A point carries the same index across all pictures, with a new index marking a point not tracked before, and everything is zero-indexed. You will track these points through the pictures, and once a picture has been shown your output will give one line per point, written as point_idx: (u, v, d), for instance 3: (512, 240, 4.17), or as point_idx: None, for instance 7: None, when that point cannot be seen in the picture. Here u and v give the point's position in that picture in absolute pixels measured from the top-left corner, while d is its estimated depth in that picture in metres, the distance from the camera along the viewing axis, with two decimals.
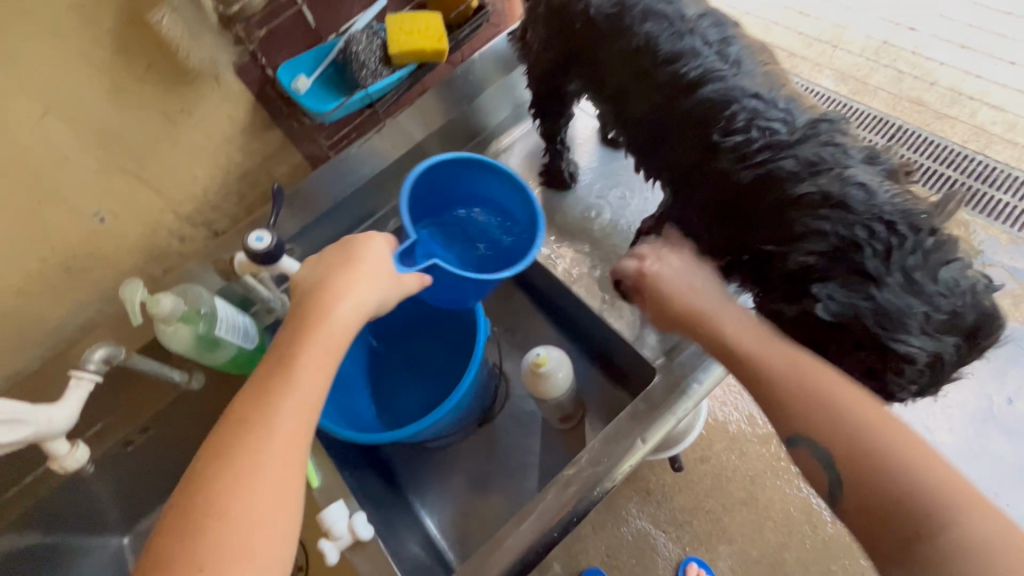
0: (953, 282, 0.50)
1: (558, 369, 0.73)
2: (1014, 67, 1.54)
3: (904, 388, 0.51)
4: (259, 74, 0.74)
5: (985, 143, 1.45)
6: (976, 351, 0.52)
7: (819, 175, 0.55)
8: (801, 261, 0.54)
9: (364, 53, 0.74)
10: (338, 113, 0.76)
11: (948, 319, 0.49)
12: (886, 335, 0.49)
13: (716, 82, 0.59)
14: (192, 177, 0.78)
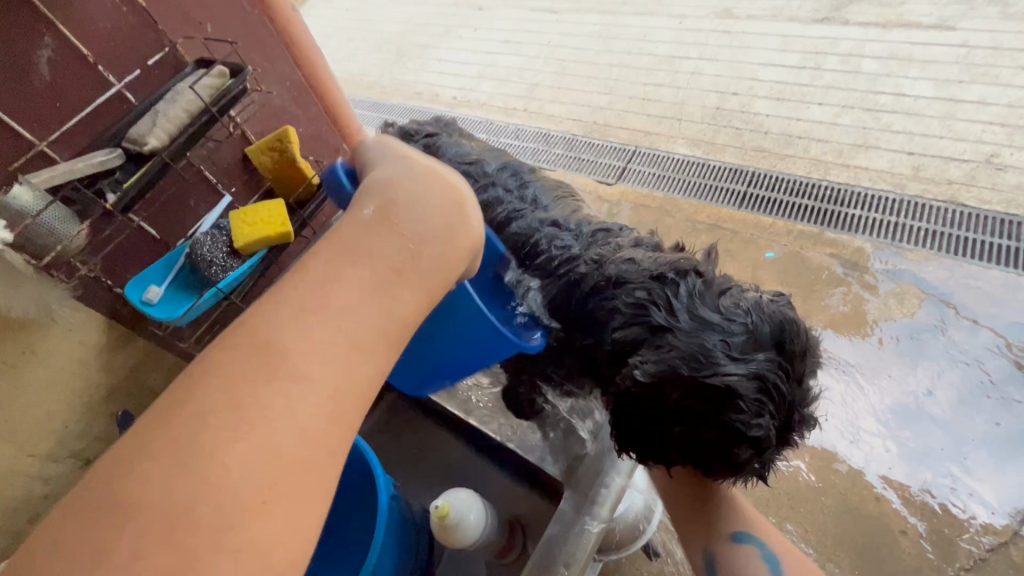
0: (731, 310, 0.64)
1: (467, 511, 0.70)
2: (824, 106, 1.77)
3: (753, 418, 0.58)
4: (108, 294, 0.76)
5: (825, 171, 1.64)
6: (797, 363, 0.62)
7: (605, 266, 0.74)
8: (619, 336, 0.69)
9: (209, 253, 0.76)
10: (192, 315, 0.76)
11: (744, 339, 0.61)
12: (704, 374, 0.60)
13: (519, 222, 0.82)
14: (48, 413, 0.74)
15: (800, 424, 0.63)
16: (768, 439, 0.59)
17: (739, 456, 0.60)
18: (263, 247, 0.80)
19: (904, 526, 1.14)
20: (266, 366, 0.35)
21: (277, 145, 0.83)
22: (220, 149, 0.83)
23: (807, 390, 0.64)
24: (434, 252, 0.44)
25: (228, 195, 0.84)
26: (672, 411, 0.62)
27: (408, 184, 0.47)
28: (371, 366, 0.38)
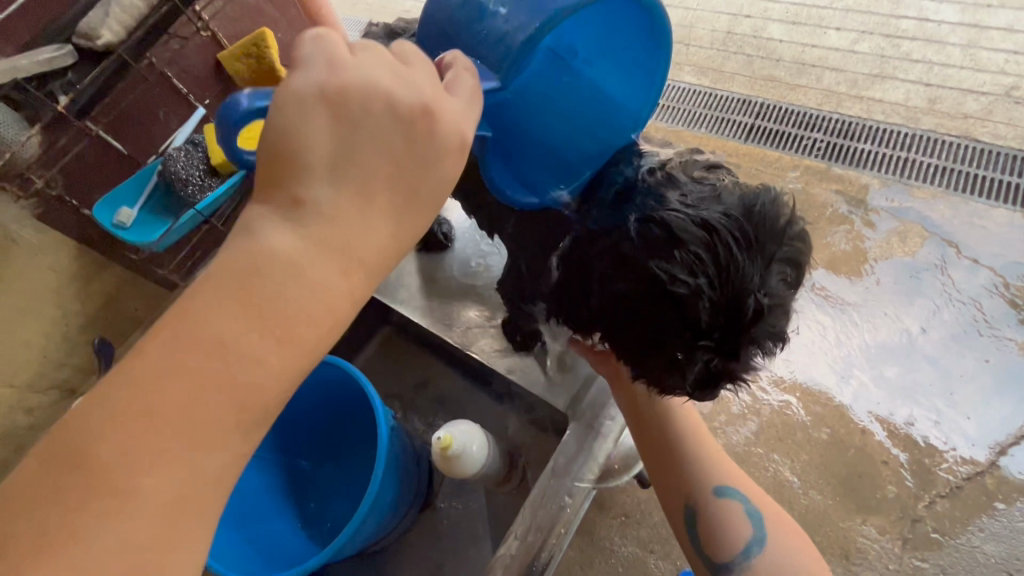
0: (704, 179, 0.54)
1: (469, 443, 0.69)
2: (841, 31, 1.65)
3: (684, 271, 0.49)
4: (76, 216, 0.68)
5: (838, 102, 1.55)
6: (767, 241, 0.50)
7: None
8: None
9: (183, 170, 0.69)
10: (169, 239, 0.71)
11: (707, 196, 0.51)
12: (647, 221, 0.51)
13: None
14: (24, 342, 0.70)
15: (759, 327, 0.50)
16: (698, 311, 0.49)
17: (663, 320, 0.51)
18: None
19: (885, 457, 1.17)
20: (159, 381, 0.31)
21: (254, 50, 0.74)
22: (189, 54, 0.73)
23: (777, 288, 0.51)
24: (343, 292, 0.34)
25: (201, 108, 0.76)
26: (604, 255, 0.53)
27: (355, 197, 0.33)
28: (263, 383, 0.33)
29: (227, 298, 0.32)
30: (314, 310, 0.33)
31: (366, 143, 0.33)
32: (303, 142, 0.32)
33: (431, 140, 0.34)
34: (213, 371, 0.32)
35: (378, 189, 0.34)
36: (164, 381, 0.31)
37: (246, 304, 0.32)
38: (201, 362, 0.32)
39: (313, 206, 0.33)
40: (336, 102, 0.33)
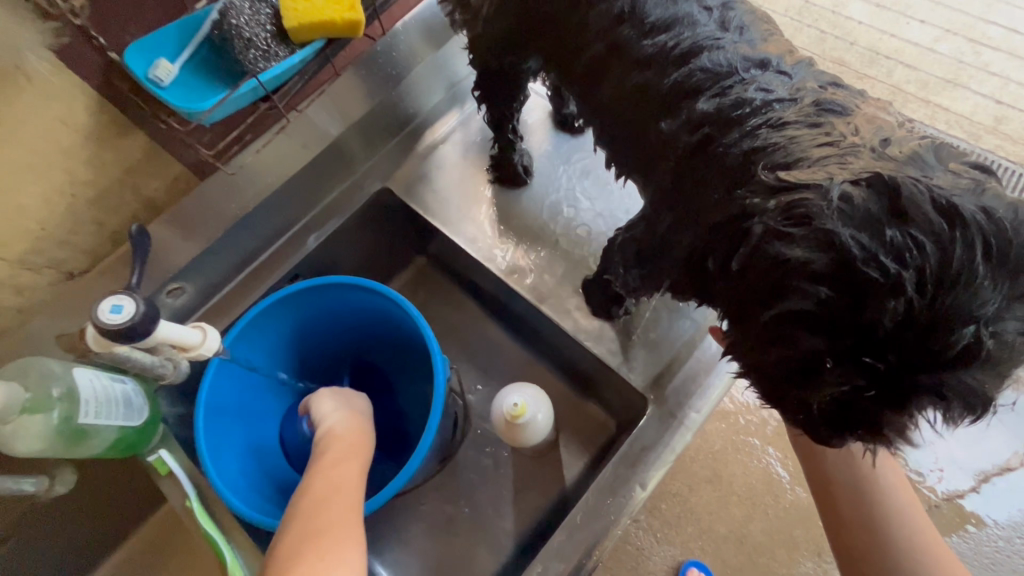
0: (973, 179, 0.37)
1: (537, 413, 0.61)
2: (925, 26, 1.38)
3: (894, 256, 0.34)
4: (98, 60, 0.53)
5: (902, 102, 1.31)
6: (1023, 271, 0.35)
7: (783, 75, 0.43)
8: (760, 122, 0.42)
9: (247, 27, 0.55)
10: (221, 113, 0.56)
11: (968, 192, 0.35)
12: (866, 180, 0.36)
13: (714, 51, 0.44)
14: (22, 209, 0.56)
15: (962, 370, 0.35)
16: (882, 314, 0.34)
17: (824, 307, 0.36)
18: (321, 37, 0.58)
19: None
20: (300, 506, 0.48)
21: None
22: None
23: (1009, 339, 0.35)
24: (358, 450, 0.57)
25: None
26: (779, 212, 0.39)
27: (350, 413, 0.62)
28: (339, 483, 0.51)
29: (327, 449, 0.56)
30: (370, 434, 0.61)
31: (334, 402, 0.63)
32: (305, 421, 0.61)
33: (349, 398, 0.65)
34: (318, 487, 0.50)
35: (355, 408, 0.64)
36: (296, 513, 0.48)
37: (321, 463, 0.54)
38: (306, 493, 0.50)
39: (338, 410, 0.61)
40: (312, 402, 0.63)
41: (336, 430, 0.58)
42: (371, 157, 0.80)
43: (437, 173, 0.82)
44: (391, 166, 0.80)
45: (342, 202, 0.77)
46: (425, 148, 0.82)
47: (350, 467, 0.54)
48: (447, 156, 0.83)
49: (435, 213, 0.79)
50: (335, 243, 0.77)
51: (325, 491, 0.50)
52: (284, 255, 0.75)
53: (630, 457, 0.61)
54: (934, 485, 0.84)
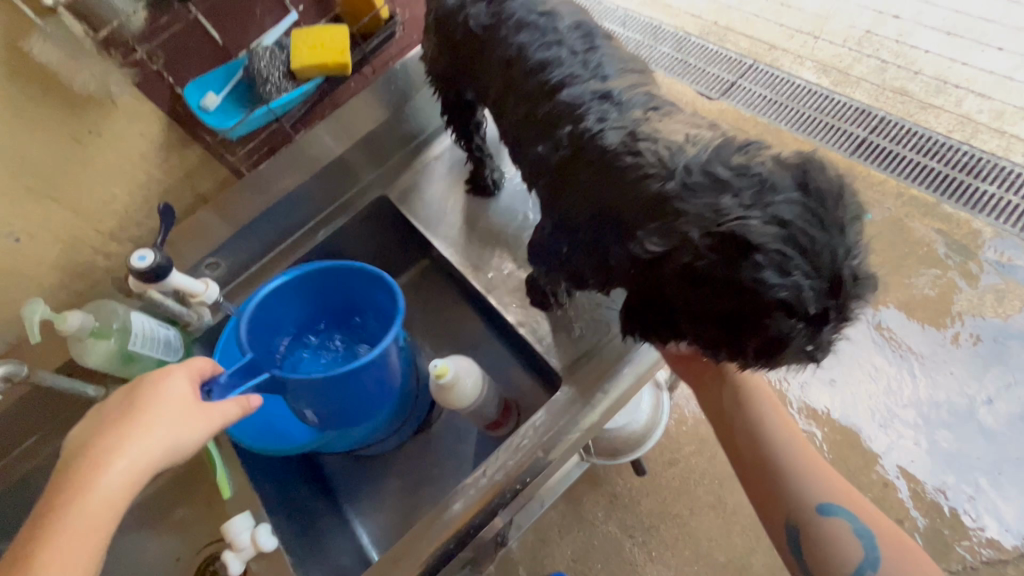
0: (755, 167, 0.46)
1: (465, 379, 0.73)
2: (1003, 52, 1.65)
3: (778, 281, 0.43)
4: (168, 92, 0.75)
5: (972, 132, 1.53)
6: (836, 213, 0.44)
7: (616, 107, 0.55)
8: (609, 155, 0.53)
9: (266, 69, 0.75)
10: (242, 130, 0.77)
11: (761, 192, 0.45)
12: (724, 230, 0.45)
13: (572, 86, 0.56)
14: (112, 195, 0.79)
15: (856, 295, 0.45)
16: (804, 306, 0.44)
17: (760, 332, 0.46)
18: (320, 75, 0.77)
19: (885, 479, 1.24)
20: (35, 535, 0.48)
21: None
22: None
23: (863, 239, 0.45)
24: (134, 472, 0.51)
25: (294, 13, 0.79)
26: (682, 278, 0.48)
27: (151, 412, 0.54)
28: (71, 524, 0.48)
29: (97, 461, 0.51)
30: (194, 438, 0.54)
31: (148, 390, 0.55)
32: (124, 397, 0.56)
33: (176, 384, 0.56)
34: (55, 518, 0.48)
35: (166, 405, 0.55)
36: (26, 541, 0.48)
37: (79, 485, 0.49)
38: (42, 519, 0.48)
39: (164, 389, 0.56)
40: (137, 381, 0.57)
41: (123, 439, 0.52)
42: (374, 171, 0.98)
43: (427, 184, 0.98)
44: (390, 177, 0.97)
45: (350, 205, 0.96)
46: (422, 164, 1.00)
47: (113, 492, 0.50)
48: (437, 170, 0.99)
49: (419, 215, 0.94)
50: (340, 237, 0.95)
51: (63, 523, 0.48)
52: (299, 245, 0.95)
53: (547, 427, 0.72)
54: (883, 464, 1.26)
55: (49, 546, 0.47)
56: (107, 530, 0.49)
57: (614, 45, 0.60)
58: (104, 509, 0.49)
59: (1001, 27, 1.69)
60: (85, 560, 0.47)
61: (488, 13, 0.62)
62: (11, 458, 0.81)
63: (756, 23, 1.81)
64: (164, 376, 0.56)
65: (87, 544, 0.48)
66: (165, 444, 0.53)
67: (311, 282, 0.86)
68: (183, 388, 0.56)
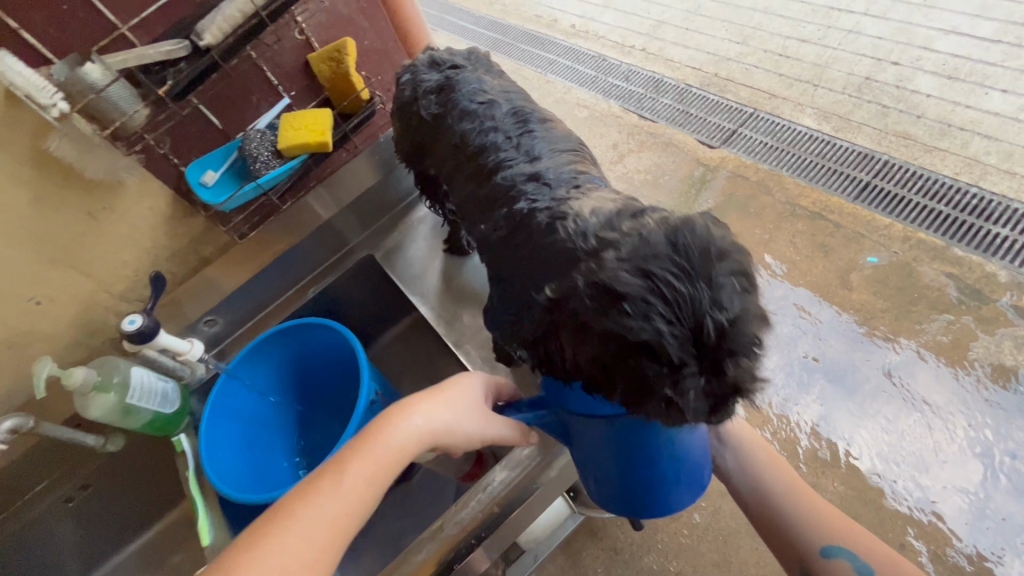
0: (638, 232, 0.53)
1: None
2: (1006, 94, 1.52)
3: (639, 324, 0.47)
4: (174, 171, 0.85)
5: (980, 174, 1.41)
6: (701, 272, 0.48)
7: (544, 188, 0.65)
8: (533, 227, 0.63)
9: (256, 149, 0.84)
10: (233, 203, 0.86)
11: (639, 249, 0.50)
12: (601, 277, 0.50)
13: (505, 171, 0.68)
14: (123, 262, 0.89)
15: (723, 347, 0.46)
16: (663, 351, 0.47)
17: (633, 375, 0.49)
18: (304, 153, 0.86)
19: (904, 540, 1.06)
20: (331, 465, 0.51)
21: (336, 55, 0.86)
22: (283, 53, 0.86)
23: (735, 299, 0.47)
24: (421, 436, 0.54)
25: (287, 98, 0.90)
26: (571, 323, 0.54)
27: (446, 394, 0.58)
28: (360, 467, 0.50)
29: (401, 415, 0.54)
30: (472, 430, 0.58)
31: (447, 381, 0.61)
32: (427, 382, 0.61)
33: (471, 385, 0.62)
34: (349, 454, 0.51)
35: (458, 395, 0.59)
36: (322, 469, 0.51)
37: (375, 433, 0.53)
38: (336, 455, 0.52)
39: (465, 384, 0.62)
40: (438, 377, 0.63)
41: (428, 405, 0.56)
42: (363, 233, 1.06)
43: (410, 245, 1.06)
44: (378, 239, 1.06)
45: (338, 265, 1.03)
46: (406, 226, 1.08)
47: (408, 444, 0.53)
48: (419, 231, 1.07)
49: (401, 275, 1.02)
50: (328, 293, 1.01)
51: (367, 463, 0.50)
52: (291, 302, 1.02)
53: (510, 485, 0.73)
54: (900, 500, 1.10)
55: (336, 477, 0.49)
56: (385, 483, 0.51)
57: (546, 129, 0.73)
58: (391, 462, 0.51)
59: (1009, 69, 1.56)
60: (359, 502, 0.49)
61: (436, 103, 0.77)
62: (22, 503, 0.88)
63: (754, 74, 1.76)
64: (468, 375, 0.63)
65: (360, 487, 0.49)
66: (456, 424, 0.56)
67: (298, 335, 0.92)
68: (474, 391, 0.61)
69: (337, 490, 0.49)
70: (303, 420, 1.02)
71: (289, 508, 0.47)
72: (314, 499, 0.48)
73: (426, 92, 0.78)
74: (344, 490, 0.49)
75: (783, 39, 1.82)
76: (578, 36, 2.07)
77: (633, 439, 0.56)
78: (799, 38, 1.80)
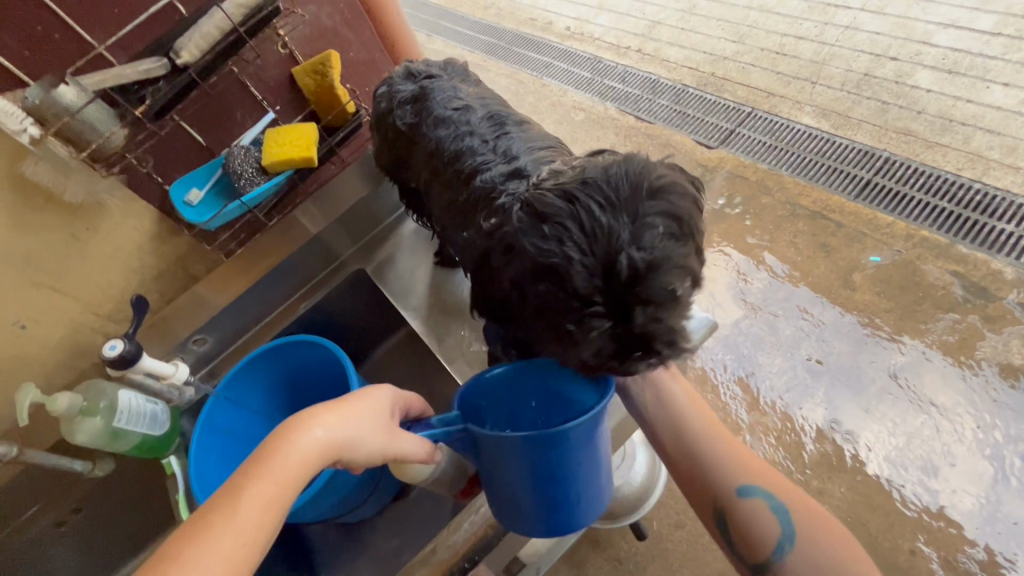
0: (575, 171, 0.60)
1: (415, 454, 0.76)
2: (1008, 88, 1.48)
3: (552, 246, 0.57)
4: (158, 190, 0.84)
5: (984, 169, 1.38)
6: (621, 207, 0.55)
7: (506, 147, 0.73)
8: (489, 179, 0.70)
9: (240, 166, 0.82)
10: (219, 222, 0.84)
11: (571, 179, 0.59)
12: (533, 204, 0.59)
13: (469, 137, 0.76)
14: (109, 282, 0.87)
15: (632, 284, 0.54)
16: (576, 273, 0.55)
17: (545, 293, 0.59)
18: (289, 169, 0.84)
19: (914, 547, 1.04)
20: (223, 498, 0.43)
21: (320, 68, 0.85)
22: (267, 67, 0.85)
23: (655, 241, 0.54)
24: (320, 455, 0.48)
25: (272, 112, 0.88)
26: (502, 244, 0.63)
27: (350, 408, 0.52)
28: (259, 496, 0.44)
29: (298, 432, 0.48)
30: (374, 445, 0.52)
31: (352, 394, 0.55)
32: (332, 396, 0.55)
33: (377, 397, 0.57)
34: (246, 482, 0.44)
35: (364, 409, 0.53)
36: (211, 504, 0.43)
37: (272, 454, 0.46)
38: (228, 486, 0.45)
39: (371, 396, 0.56)
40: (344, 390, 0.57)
41: (330, 420, 0.50)
42: (353, 247, 1.04)
43: (401, 258, 1.05)
44: (369, 252, 1.04)
45: (329, 280, 1.02)
46: (397, 239, 1.06)
47: (305, 464, 0.47)
48: (410, 245, 1.06)
49: (391, 290, 1.02)
50: (319, 309, 0.99)
51: (264, 489, 0.44)
52: (282, 319, 1.01)
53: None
54: (908, 501, 1.07)
55: (231, 511, 0.42)
56: (282, 511, 0.45)
57: (524, 129, 0.76)
58: (288, 486, 0.46)
59: (1010, 62, 1.52)
60: (258, 533, 0.42)
61: (411, 113, 0.83)
62: (12, 528, 0.87)
63: (751, 72, 1.74)
64: (372, 386, 0.58)
65: (258, 519, 0.43)
66: (358, 438, 0.51)
67: (287, 353, 0.91)
68: (381, 403, 0.56)
69: (232, 521, 0.42)
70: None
71: (175, 552, 0.40)
72: (203, 538, 0.40)
73: (401, 102, 0.83)
74: (238, 519, 0.42)
75: (779, 37, 1.79)
76: (573, 38, 2.06)
77: (545, 457, 0.55)
78: (796, 35, 1.78)
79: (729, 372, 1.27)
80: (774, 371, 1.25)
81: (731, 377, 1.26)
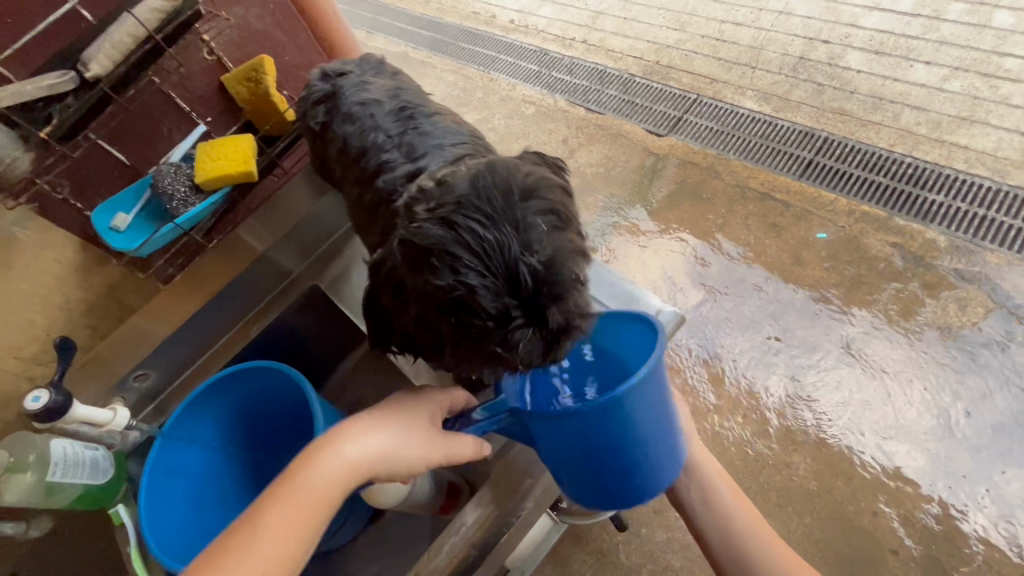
0: (441, 180, 0.56)
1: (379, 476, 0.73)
2: (929, 66, 1.56)
3: (449, 279, 0.52)
4: (80, 218, 0.76)
5: (913, 144, 1.44)
6: (502, 215, 0.52)
7: (407, 155, 0.70)
8: (387, 184, 0.68)
9: (172, 186, 0.75)
10: (153, 247, 0.77)
11: (440, 199, 0.54)
12: (410, 236, 0.54)
13: (376, 136, 0.73)
14: (31, 321, 0.79)
15: (543, 282, 0.52)
16: (478, 297, 0.51)
17: (459, 330, 0.54)
18: (228, 185, 0.78)
19: (876, 508, 1.08)
20: (266, 502, 0.48)
21: (253, 74, 0.79)
22: (191, 76, 0.79)
23: (544, 240, 0.53)
24: (351, 472, 0.50)
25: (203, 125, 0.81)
26: (392, 284, 0.59)
27: (382, 422, 0.54)
28: (294, 504, 0.48)
29: (329, 446, 0.51)
30: (410, 457, 0.53)
31: (392, 404, 0.57)
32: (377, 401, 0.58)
33: (421, 407, 0.57)
34: (285, 493, 0.48)
35: (402, 423, 0.54)
36: (254, 511, 0.48)
37: (306, 463, 0.50)
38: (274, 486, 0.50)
39: (414, 408, 0.57)
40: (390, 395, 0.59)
41: (360, 437, 0.52)
42: (303, 265, 0.97)
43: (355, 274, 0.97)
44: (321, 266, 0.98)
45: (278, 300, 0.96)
46: (349, 252, 0.99)
47: (336, 480, 0.49)
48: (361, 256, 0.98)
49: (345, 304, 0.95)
50: (271, 331, 0.93)
51: (299, 503, 0.48)
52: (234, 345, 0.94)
53: (483, 522, 0.69)
54: (868, 465, 1.12)
55: (270, 518, 0.47)
56: (318, 522, 0.49)
57: (433, 122, 0.73)
58: (320, 498, 0.49)
59: (930, 41, 1.60)
60: (291, 542, 0.47)
61: (323, 114, 0.79)
62: None
63: (694, 60, 1.76)
64: (422, 393, 0.59)
65: (290, 529, 0.47)
66: (391, 453, 0.52)
67: (238, 380, 0.85)
68: (426, 412, 0.57)
69: (269, 530, 0.46)
70: (258, 466, 0.93)
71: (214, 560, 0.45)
72: (243, 548, 0.45)
73: (315, 103, 0.80)
74: (258, 543, 0.46)
75: (718, 24, 1.82)
76: (518, 31, 2.03)
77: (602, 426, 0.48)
78: (734, 22, 1.81)
79: (694, 355, 1.28)
80: (737, 352, 1.27)
81: (697, 361, 1.28)
